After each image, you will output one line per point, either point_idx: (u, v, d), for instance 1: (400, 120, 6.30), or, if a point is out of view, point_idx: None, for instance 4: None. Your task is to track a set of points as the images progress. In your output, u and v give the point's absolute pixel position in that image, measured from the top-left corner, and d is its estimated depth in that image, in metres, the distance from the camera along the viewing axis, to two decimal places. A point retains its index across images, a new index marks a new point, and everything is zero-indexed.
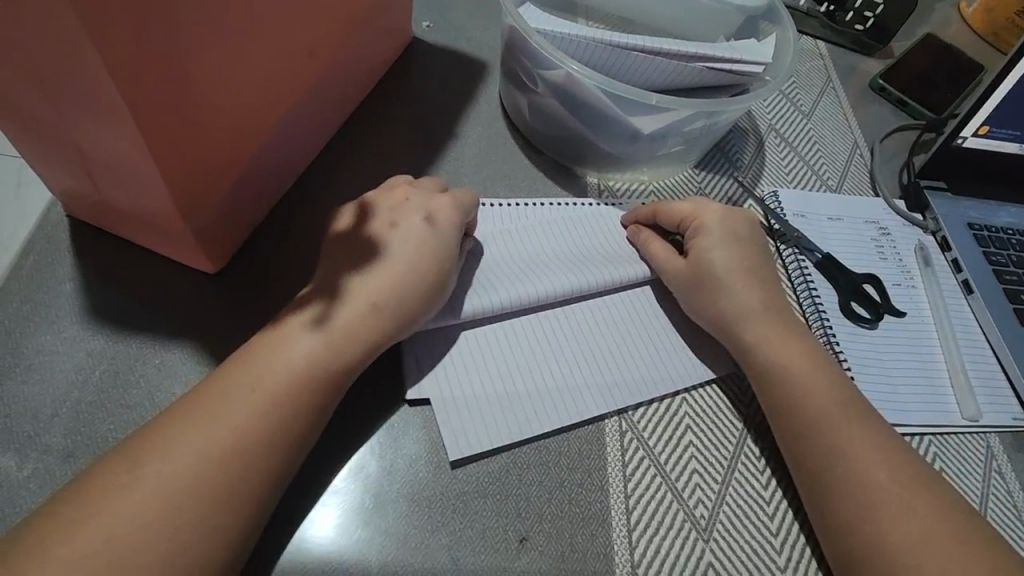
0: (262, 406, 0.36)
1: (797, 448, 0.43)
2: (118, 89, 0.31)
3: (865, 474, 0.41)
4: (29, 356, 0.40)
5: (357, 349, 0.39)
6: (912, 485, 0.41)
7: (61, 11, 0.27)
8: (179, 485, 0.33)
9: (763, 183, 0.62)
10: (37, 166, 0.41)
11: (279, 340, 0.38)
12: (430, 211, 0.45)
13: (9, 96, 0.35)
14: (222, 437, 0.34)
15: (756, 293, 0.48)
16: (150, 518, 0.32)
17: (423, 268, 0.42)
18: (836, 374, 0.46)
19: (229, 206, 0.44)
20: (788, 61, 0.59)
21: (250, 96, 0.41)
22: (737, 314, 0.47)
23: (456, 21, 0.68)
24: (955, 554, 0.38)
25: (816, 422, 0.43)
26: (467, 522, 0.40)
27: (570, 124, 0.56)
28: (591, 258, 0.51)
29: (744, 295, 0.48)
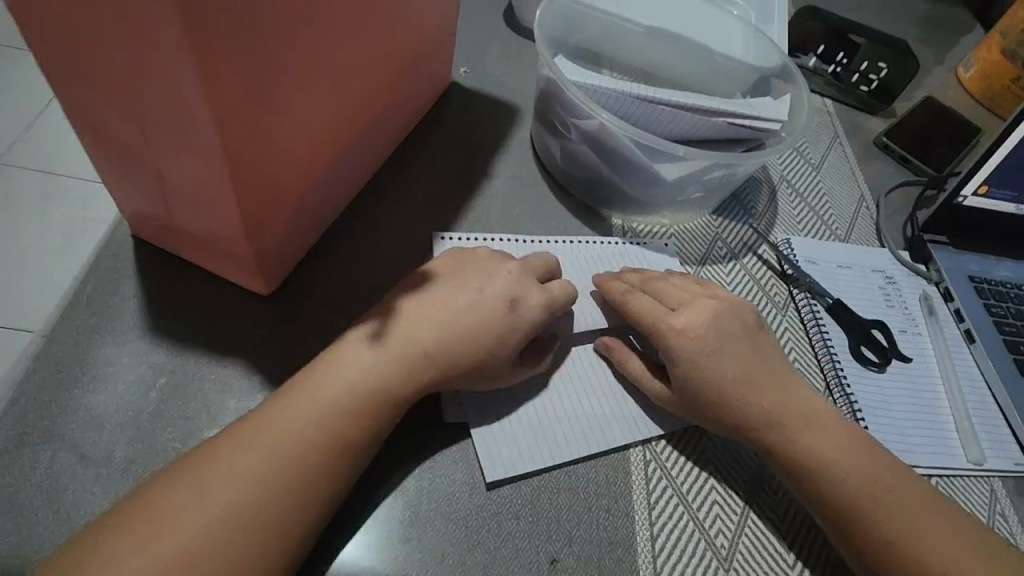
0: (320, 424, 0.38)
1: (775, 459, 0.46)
2: (217, 125, 0.35)
3: (831, 468, 0.44)
4: (94, 366, 0.43)
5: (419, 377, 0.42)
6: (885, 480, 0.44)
7: (182, 55, 0.31)
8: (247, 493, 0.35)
9: (776, 231, 0.66)
10: (117, 189, 0.45)
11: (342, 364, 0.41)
12: (516, 293, 0.46)
13: (113, 127, 0.39)
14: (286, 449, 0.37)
15: (728, 355, 0.46)
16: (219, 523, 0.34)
17: (483, 328, 0.44)
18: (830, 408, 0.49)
19: (287, 233, 0.47)
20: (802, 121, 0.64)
21: (317, 134, 0.45)
22: (721, 387, 0.46)
23: (491, 67, 0.73)
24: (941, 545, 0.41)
25: (770, 416, 0.45)
26: (501, 542, 0.42)
27: (600, 170, 0.60)
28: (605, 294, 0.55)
29: (726, 363, 0.46)
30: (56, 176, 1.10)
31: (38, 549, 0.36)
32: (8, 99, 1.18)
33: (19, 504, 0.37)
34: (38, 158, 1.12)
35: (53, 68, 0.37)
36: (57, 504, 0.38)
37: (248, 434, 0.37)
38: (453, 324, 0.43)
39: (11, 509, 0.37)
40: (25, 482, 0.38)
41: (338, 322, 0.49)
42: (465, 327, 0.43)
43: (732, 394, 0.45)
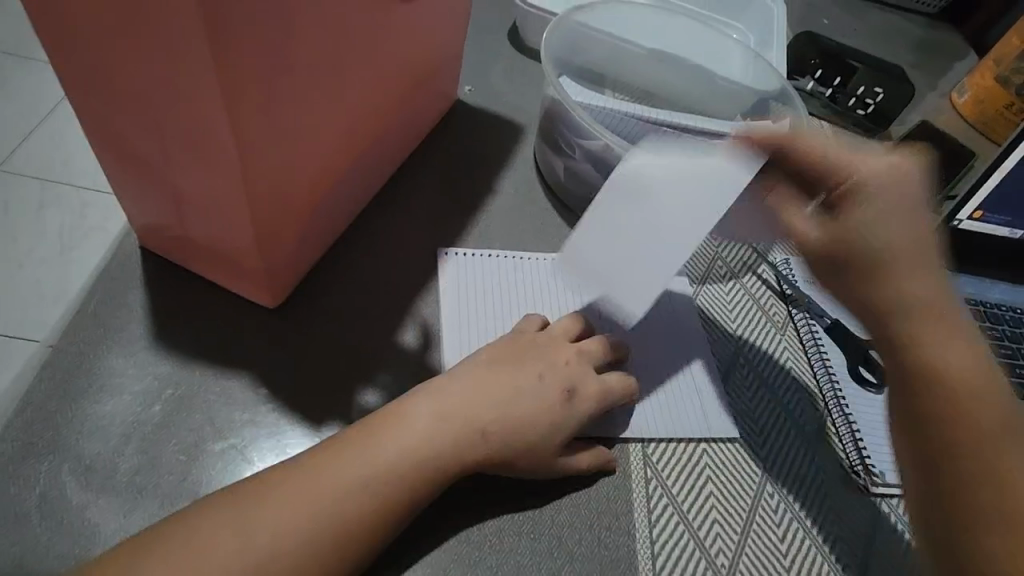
0: None
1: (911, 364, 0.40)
2: (235, 142, 0.36)
3: (945, 357, 0.40)
4: (100, 376, 0.43)
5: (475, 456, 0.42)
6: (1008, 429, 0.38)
7: (205, 71, 0.32)
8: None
9: (776, 250, 0.67)
10: (129, 201, 0.45)
11: (401, 424, 0.41)
12: (573, 384, 0.46)
13: (130, 140, 0.40)
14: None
15: (897, 222, 0.42)
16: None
17: (539, 421, 0.44)
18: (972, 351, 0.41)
19: (296, 247, 0.48)
20: None
21: (328, 150, 0.46)
22: (890, 242, 0.42)
23: (495, 85, 0.74)
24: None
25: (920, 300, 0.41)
26: (503, 559, 0.42)
27: (603, 189, 0.61)
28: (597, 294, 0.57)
29: (889, 227, 0.42)
30: (60, 183, 1.11)
31: (40, 561, 0.36)
32: (14, 106, 1.19)
33: (22, 515, 0.37)
34: (41, 166, 1.13)
35: (74, 82, 0.38)
36: (61, 515, 0.38)
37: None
38: (526, 413, 0.44)
39: (14, 520, 0.37)
40: (29, 492, 0.38)
41: (343, 335, 0.49)
42: (523, 419, 0.44)
43: (891, 263, 0.42)
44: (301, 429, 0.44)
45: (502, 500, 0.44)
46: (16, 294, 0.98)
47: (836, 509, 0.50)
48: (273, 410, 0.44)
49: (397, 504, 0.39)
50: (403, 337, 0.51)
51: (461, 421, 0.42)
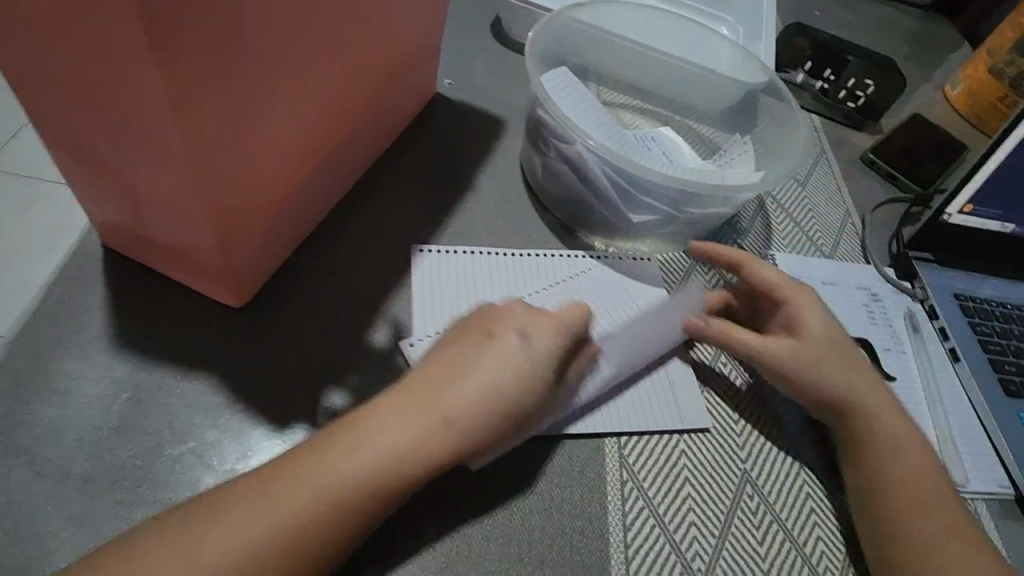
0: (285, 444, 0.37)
1: (871, 462, 0.47)
2: (185, 136, 0.35)
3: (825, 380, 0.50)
4: (56, 378, 0.42)
5: (453, 444, 0.38)
6: (960, 519, 0.46)
7: (147, 61, 0.31)
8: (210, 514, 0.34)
9: (763, 246, 0.66)
10: (87, 200, 0.44)
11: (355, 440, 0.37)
12: (522, 327, 0.43)
13: (81, 136, 0.38)
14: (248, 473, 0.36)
15: (824, 326, 0.52)
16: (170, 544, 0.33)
17: (516, 385, 0.41)
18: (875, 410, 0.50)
19: (262, 244, 0.47)
20: (794, 153, 0.63)
21: (293, 144, 0.45)
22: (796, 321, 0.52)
23: (476, 79, 0.73)
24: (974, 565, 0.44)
25: (852, 390, 0.50)
26: (471, 565, 0.41)
27: (580, 191, 0.59)
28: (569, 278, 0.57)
29: (819, 330, 0.52)
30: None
31: None
32: None
33: None
34: None
35: (21, 77, 0.37)
36: (10, 522, 0.37)
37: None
38: (497, 378, 0.40)
39: None
40: None
41: (310, 334, 0.48)
42: (505, 387, 0.40)
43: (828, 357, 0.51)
44: (263, 432, 0.43)
45: (476, 492, 0.44)
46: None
47: (816, 511, 0.48)
48: (235, 412, 0.43)
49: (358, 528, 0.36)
50: (373, 337, 0.49)
51: (430, 407, 0.39)
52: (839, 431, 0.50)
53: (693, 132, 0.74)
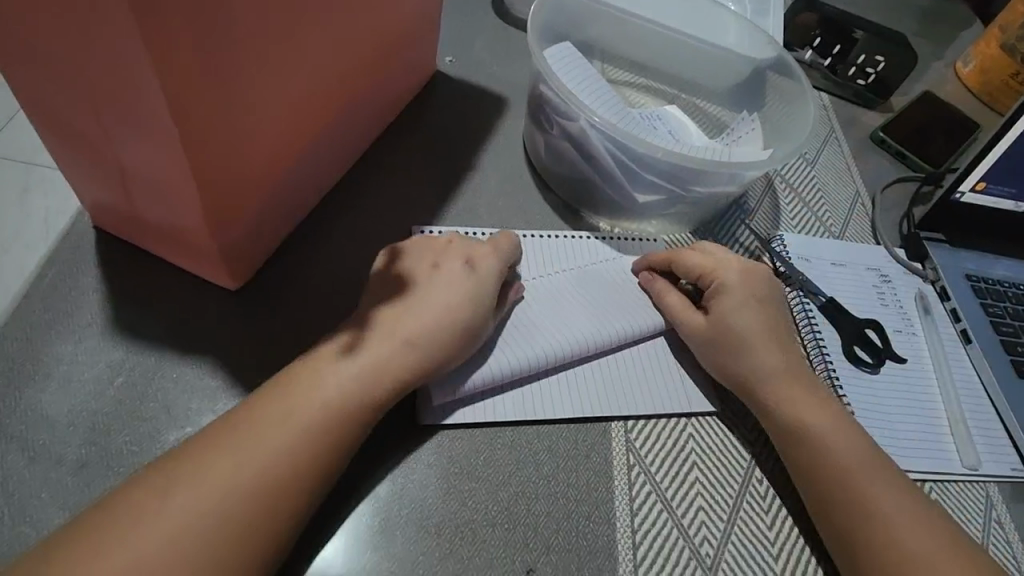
0: (282, 429, 0.37)
1: (780, 423, 0.46)
2: (171, 109, 0.33)
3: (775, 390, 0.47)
4: (49, 363, 0.41)
5: (413, 364, 0.41)
6: (879, 462, 0.44)
7: (128, 28, 0.29)
8: (210, 500, 0.34)
9: (771, 226, 0.64)
10: (76, 179, 0.43)
11: (327, 397, 0.38)
12: (466, 255, 0.46)
13: (66, 112, 0.37)
14: (248, 460, 0.35)
15: (756, 311, 0.49)
16: (169, 530, 0.32)
17: (463, 304, 0.43)
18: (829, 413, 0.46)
19: (257, 224, 0.45)
20: (806, 128, 0.61)
21: (286, 120, 0.43)
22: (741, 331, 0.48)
23: (477, 56, 0.71)
24: (909, 515, 0.42)
25: (774, 370, 0.47)
26: (475, 551, 0.40)
27: (584, 170, 0.58)
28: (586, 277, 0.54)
29: (745, 316, 0.49)
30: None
31: None
32: None
33: None
34: None
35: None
36: (4, 508, 0.36)
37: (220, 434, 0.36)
38: (442, 299, 0.43)
39: None
40: None
41: (309, 318, 0.47)
42: (450, 303, 0.43)
43: (752, 342, 0.48)
44: None
45: (480, 477, 0.43)
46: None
47: None
48: (233, 397, 0.42)
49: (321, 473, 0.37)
50: None
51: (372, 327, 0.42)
52: (780, 444, 0.47)
53: (700, 110, 0.72)
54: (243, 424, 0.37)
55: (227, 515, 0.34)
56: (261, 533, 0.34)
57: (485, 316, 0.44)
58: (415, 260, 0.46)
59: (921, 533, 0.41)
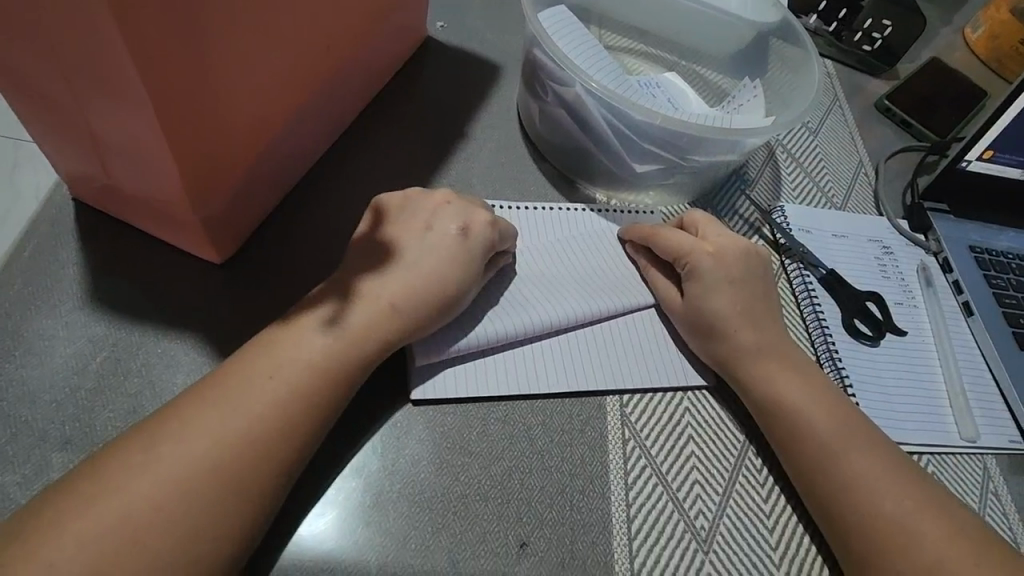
0: (265, 402, 0.36)
1: (759, 401, 0.46)
2: (142, 73, 0.31)
3: (759, 371, 0.46)
4: (28, 338, 0.40)
5: (397, 330, 0.40)
6: (864, 437, 0.44)
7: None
8: (195, 471, 0.33)
9: (772, 197, 0.63)
10: (50, 148, 0.41)
11: (311, 368, 0.37)
12: (465, 222, 0.45)
13: (32, 76, 0.35)
14: (233, 434, 0.34)
15: (730, 292, 0.48)
16: (151, 499, 0.32)
17: (447, 268, 0.43)
18: (819, 393, 0.46)
19: (240, 195, 0.44)
20: (811, 93, 0.59)
21: (267, 87, 0.41)
22: (718, 313, 0.47)
23: (470, 21, 0.68)
24: (895, 487, 0.42)
25: (753, 353, 0.46)
26: (468, 525, 0.40)
27: (580, 139, 0.56)
28: (575, 256, 0.52)
29: (718, 298, 0.48)
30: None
31: None
32: None
33: None
34: None
35: None
36: None
37: (203, 405, 0.35)
38: (425, 266, 0.42)
39: None
40: None
41: (296, 291, 0.46)
42: (435, 269, 0.42)
43: (727, 326, 0.47)
44: None
45: (472, 453, 0.42)
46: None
47: None
48: None
49: (306, 446, 0.37)
50: None
51: (342, 300, 0.40)
52: (766, 429, 0.46)
53: (700, 78, 0.70)
54: (225, 393, 0.36)
55: (212, 486, 0.33)
56: (250, 506, 0.34)
57: (472, 283, 0.44)
58: (394, 226, 0.45)
59: (910, 507, 0.41)
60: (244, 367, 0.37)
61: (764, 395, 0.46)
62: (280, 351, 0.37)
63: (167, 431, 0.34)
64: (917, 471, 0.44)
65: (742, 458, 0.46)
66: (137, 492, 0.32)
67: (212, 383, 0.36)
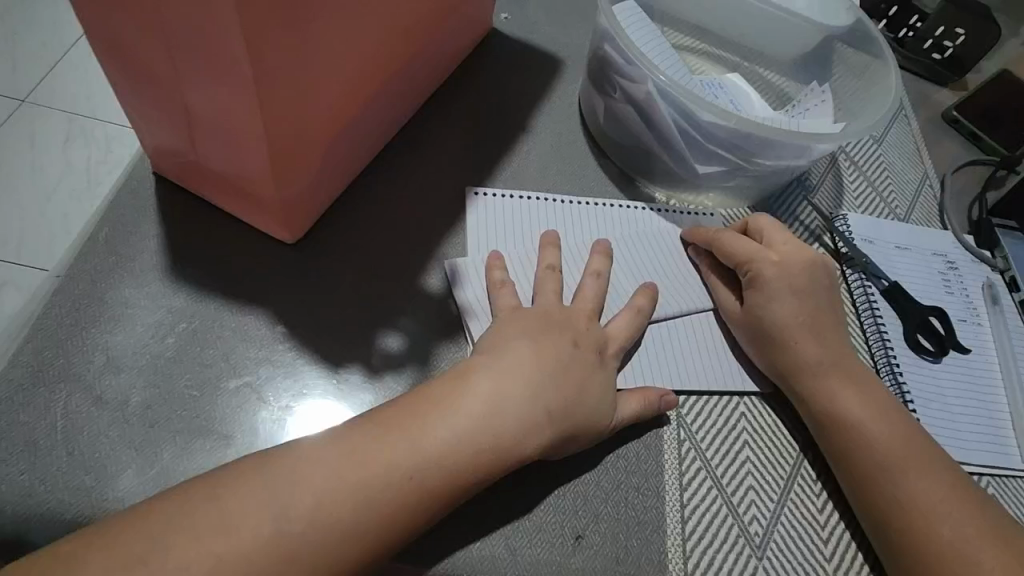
0: (413, 470, 0.35)
1: (818, 413, 0.45)
2: (247, 57, 0.32)
3: (817, 381, 0.46)
4: (112, 306, 0.42)
5: (539, 414, 0.38)
6: (928, 456, 0.43)
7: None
8: (332, 512, 0.33)
9: (834, 207, 0.61)
10: (139, 121, 0.42)
11: (465, 453, 0.36)
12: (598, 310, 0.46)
13: (134, 52, 0.36)
14: (378, 484, 0.34)
15: (793, 303, 0.47)
16: (282, 521, 0.32)
17: (594, 356, 0.43)
18: (888, 410, 0.45)
19: (316, 179, 0.45)
20: (883, 101, 0.58)
21: (351, 75, 0.42)
22: (779, 324, 0.47)
23: (533, 13, 0.68)
24: (956, 510, 0.41)
25: (813, 364, 0.46)
26: (525, 514, 0.40)
27: (643, 137, 0.56)
28: (632, 252, 0.52)
29: (779, 306, 0.47)
30: (47, 81, 0.97)
31: (55, 489, 0.36)
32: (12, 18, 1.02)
33: (39, 441, 0.37)
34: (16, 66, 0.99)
35: None
36: (73, 446, 0.37)
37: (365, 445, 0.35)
38: (577, 361, 0.41)
39: (26, 448, 0.37)
40: (39, 423, 0.37)
41: (361, 276, 0.47)
42: (565, 404, 0.39)
43: (786, 336, 0.46)
44: (321, 372, 0.42)
45: None
46: (5, 191, 0.86)
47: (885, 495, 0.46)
48: (289, 349, 0.43)
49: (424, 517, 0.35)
50: (429, 280, 0.48)
51: (518, 431, 0.38)
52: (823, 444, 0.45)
53: (761, 80, 0.69)
54: (362, 493, 0.34)
55: (339, 520, 0.33)
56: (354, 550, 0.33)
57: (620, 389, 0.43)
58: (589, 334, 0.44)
59: (971, 533, 0.40)
60: (423, 429, 0.36)
61: (824, 409, 0.45)
62: (453, 421, 0.37)
63: (326, 456, 0.35)
64: (980, 495, 0.43)
65: (798, 467, 0.46)
66: (269, 510, 0.32)
67: (390, 424, 0.36)
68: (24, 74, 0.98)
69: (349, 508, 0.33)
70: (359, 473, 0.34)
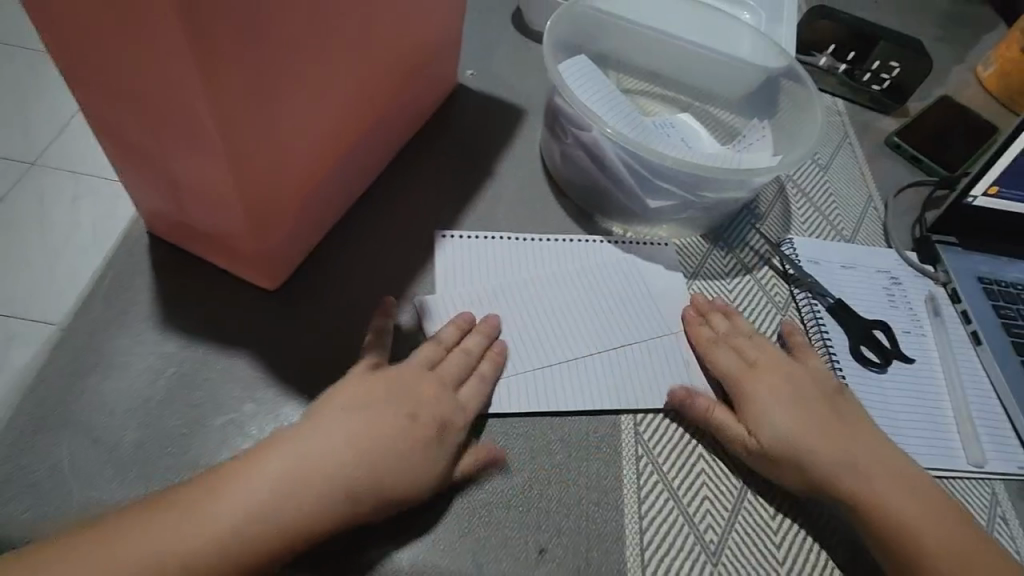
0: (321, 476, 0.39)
1: None
2: (221, 131, 0.37)
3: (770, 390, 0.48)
4: (108, 356, 0.46)
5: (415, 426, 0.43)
6: (877, 454, 0.46)
7: (179, 46, 0.33)
8: (281, 517, 0.37)
9: (782, 232, 0.66)
10: (133, 187, 0.47)
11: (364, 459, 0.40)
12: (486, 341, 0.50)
13: (127, 130, 0.41)
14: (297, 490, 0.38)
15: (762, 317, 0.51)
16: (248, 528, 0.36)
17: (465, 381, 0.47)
18: (840, 414, 0.48)
19: (293, 230, 0.49)
20: (815, 134, 0.63)
21: (321, 138, 0.47)
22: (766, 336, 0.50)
23: (498, 68, 0.74)
24: (906, 498, 0.44)
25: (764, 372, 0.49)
26: (491, 530, 0.43)
27: (596, 177, 0.61)
28: (589, 285, 0.56)
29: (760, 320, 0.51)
30: (54, 144, 1.04)
31: (55, 524, 0.39)
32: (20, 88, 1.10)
33: (41, 482, 0.40)
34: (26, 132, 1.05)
35: (73, 78, 0.40)
36: (72, 485, 0.41)
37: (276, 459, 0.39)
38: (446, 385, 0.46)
39: (30, 489, 0.40)
40: (41, 465, 0.41)
41: (336, 317, 0.51)
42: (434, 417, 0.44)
43: None
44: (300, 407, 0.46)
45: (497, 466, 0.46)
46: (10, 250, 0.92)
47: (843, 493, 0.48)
48: (270, 386, 0.47)
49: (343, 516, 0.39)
50: (400, 318, 0.52)
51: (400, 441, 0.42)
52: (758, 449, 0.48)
53: (712, 117, 0.75)
54: (298, 501, 0.38)
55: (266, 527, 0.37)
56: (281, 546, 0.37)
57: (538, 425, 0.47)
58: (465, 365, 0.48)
59: (917, 514, 0.44)
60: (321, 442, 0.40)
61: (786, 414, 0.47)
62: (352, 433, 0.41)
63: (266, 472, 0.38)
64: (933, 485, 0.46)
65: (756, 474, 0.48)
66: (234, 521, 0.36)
67: (294, 439, 0.40)
68: (32, 140, 1.04)
69: (288, 511, 0.37)
70: (254, 489, 0.37)
